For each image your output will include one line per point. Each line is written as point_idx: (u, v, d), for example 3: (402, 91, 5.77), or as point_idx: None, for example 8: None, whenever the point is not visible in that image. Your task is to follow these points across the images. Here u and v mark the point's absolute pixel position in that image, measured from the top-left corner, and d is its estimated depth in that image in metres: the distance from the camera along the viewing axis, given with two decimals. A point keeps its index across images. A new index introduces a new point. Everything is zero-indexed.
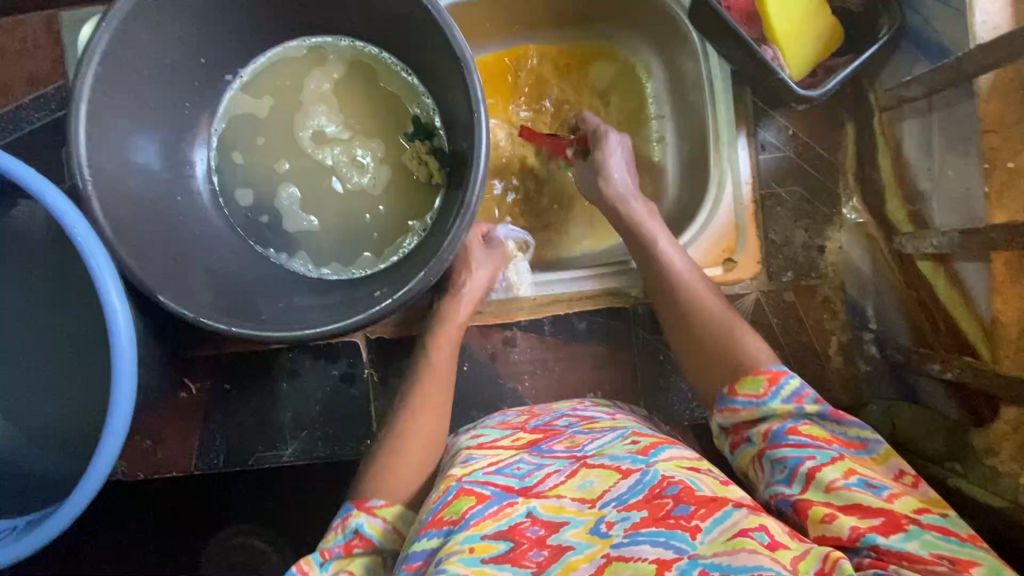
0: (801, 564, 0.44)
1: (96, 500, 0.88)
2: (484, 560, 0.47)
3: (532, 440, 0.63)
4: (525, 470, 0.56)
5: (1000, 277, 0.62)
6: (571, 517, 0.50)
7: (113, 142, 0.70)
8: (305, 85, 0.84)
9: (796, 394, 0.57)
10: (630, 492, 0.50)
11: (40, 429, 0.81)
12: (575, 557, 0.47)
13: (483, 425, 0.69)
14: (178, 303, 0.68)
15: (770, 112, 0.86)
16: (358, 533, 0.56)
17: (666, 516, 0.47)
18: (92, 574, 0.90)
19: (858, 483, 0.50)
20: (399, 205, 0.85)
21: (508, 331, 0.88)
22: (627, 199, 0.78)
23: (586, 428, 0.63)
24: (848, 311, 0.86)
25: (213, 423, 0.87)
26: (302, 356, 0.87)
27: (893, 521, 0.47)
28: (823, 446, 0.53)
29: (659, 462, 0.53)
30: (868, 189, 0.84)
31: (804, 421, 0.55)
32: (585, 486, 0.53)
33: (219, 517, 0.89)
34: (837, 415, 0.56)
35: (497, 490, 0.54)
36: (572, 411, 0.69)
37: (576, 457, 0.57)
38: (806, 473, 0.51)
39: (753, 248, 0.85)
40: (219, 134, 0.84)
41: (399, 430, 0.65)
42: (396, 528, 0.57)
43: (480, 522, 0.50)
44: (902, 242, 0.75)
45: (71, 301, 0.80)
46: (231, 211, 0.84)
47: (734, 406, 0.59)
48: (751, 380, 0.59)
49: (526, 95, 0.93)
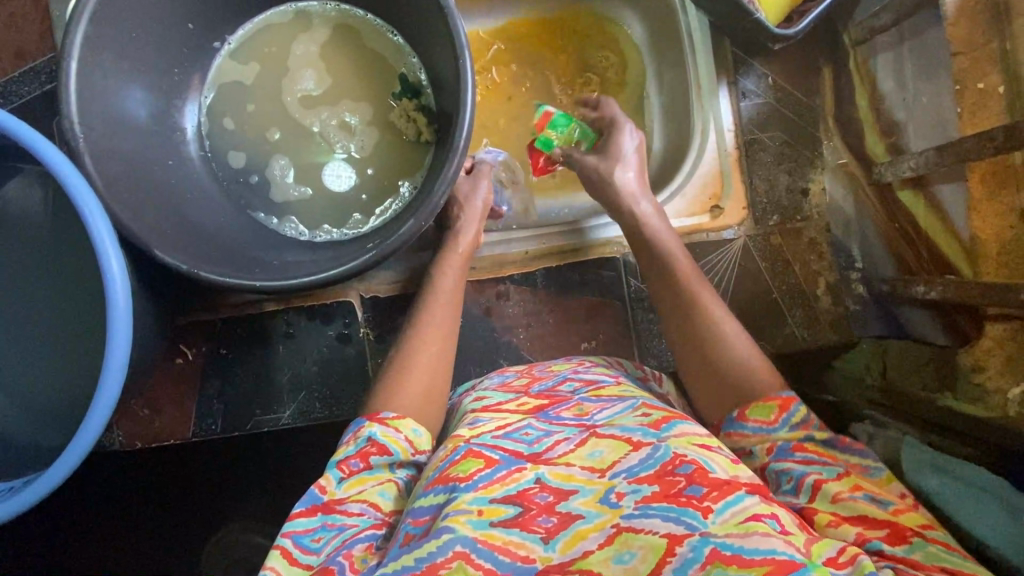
0: (815, 546, 0.44)
1: (95, 470, 0.88)
2: (493, 523, 0.45)
3: (538, 405, 0.60)
4: (533, 436, 0.54)
5: (978, 194, 0.71)
6: (581, 486, 0.48)
7: (106, 102, 0.71)
8: (291, 51, 0.86)
9: (804, 422, 0.55)
10: (641, 465, 0.48)
11: (26, 406, 0.79)
12: (584, 526, 0.45)
13: (486, 388, 0.67)
14: (172, 255, 0.68)
15: (749, 61, 0.89)
16: (371, 441, 0.56)
17: (677, 494, 0.45)
18: (90, 548, 0.90)
19: (864, 496, 0.48)
20: (388, 165, 0.86)
21: (501, 285, 0.89)
22: (637, 197, 0.77)
23: (594, 396, 0.60)
24: (834, 251, 0.88)
25: (210, 388, 0.88)
26: (298, 318, 0.88)
27: (898, 532, 0.45)
28: (829, 462, 0.51)
29: (672, 438, 0.50)
30: (849, 130, 0.87)
31: (810, 441, 0.54)
32: (595, 455, 0.51)
33: (223, 510, 0.89)
34: (843, 443, 0.54)
35: (505, 455, 0.51)
36: (574, 374, 0.66)
37: (585, 426, 0.55)
38: (811, 484, 0.50)
39: (738, 195, 0.88)
40: (209, 101, 0.85)
41: (405, 359, 0.66)
42: (408, 439, 0.57)
43: (488, 485, 0.48)
44: (881, 171, 0.81)
45: (59, 272, 0.79)
46: (223, 174, 0.85)
47: (744, 432, 0.56)
48: (760, 406, 0.56)
49: (511, 54, 0.95)
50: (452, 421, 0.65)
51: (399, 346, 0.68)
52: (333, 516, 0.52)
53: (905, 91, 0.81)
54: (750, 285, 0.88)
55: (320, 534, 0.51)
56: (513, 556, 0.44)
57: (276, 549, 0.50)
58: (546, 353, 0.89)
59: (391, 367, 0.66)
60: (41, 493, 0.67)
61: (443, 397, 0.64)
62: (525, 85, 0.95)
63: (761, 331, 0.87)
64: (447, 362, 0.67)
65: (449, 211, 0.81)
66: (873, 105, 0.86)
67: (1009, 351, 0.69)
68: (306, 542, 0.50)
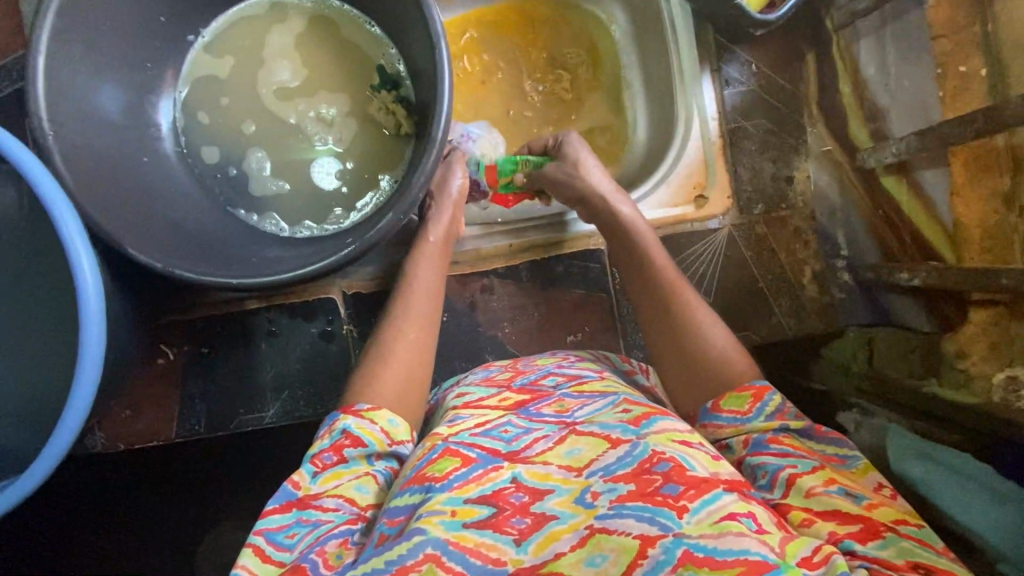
0: (790, 546, 0.43)
1: (77, 474, 0.87)
2: (466, 524, 0.45)
3: (519, 400, 0.59)
4: (512, 433, 0.53)
5: (961, 178, 0.71)
6: (557, 486, 0.48)
7: (75, 98, 0.69)
8: (266, 43, 0.84)
9: (779, 411, 0.54)
10: (619, 463, 0.47)
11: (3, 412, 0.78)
12: (558, 528, 0.45)
13: (468, 383, 0.66)
14: (146, 254, 0.67)
15: (733, 48, 0.88)
16: (346, 434, 0.55)
17: (654, 492, 0.44)
18: (75, 552, 0.89)
19: (838, 490, 0.47)
20: (368, 158, 0.85)
21: (486, 279, 0.88)
22: (616, 200, 0.75)
23: (576, 391, 0.59)
24: (820, 239, 0.88)
25: (192, 388, 0.87)
26: (280, 316, 0.87)
27: (872, 528, 0.45)
28: (804, 455, 0.51)
29: (651, 434, 0.49)
30: (833, 116, 0.87)
31: (786, 434, 0.53)
32: (573, 454, 0.50)
33: (210, 512, 0.88)
34: (819, 431, 0.53)
35: (483, 453, 0.51)
36: (558, 368, 0.65)
37: (565, 423, 0.54)
38: (786, 478, 0.49)
39: (722, 184, 0.87)
40: (184, 96, 0.84)
41: (383, 351, 0.65)
42: (385, 429, 0.57)
43: (463, 485, 0.47)
44: (864, 158, 0.81)
45: (34, 274, 0.78)
46: (200, 171, 0.84)
47: (718, 423, 0.55)
48: (735, 396, 0.56)
49: (484, 44, 0.94)
50: (434, 419, 0.64)
51: (378, 341, 0.66)
52: (307, 511, 0.51)
53: (887, 76, 0.81)
54: (735, 274, 0.87)
55: (294, 530, 0.50)
56: (484, 559, 0.44)
57: (248, 547, 0.49)
58: (532, 347, 0.88)
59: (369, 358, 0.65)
60: (18, 497, 0.66)
61: (422, 390, 0.63)
62: (504, 77, 0.93)
63: (748, 322, 0.87)
64: (428, 348, 0.66)
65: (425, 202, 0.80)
66: (857, 90, 0.85)
67: (994, 340, 0.68)
68: (280, 538, 0.49)
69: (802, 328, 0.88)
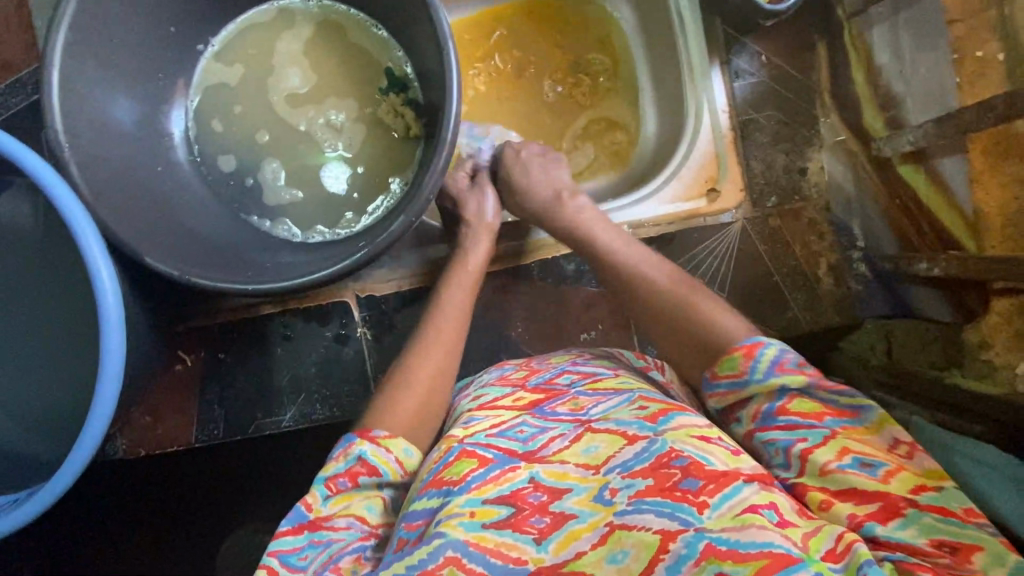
0: (813, 541, 0.43)
1: (102, 477, 0.89)
2: (485, 525, 0.45)
3: (533, 400, 0.59)
4: (528, 433, 0.53)
5: (980, 166, 0.69)
6: (575, 485, 0.48)
7: (90, 109, 0.70)
8: (275, 49, 0.85)
9: (776, 362, 0.52)
10: (636, 459, 0.47)
11: (26, 421, 0.79)
12: (578, 526, 0.45)
13: (483, 384, 0.65)
14: (165, 262, 0.68)
15: (742, 40, 0.87)
16: (361, 461, 0.54)
17: (673, 487, 0.44)
18: (105, 549, 0.91)
19: (853, 462, 0.47)
20: (377, 161, 0.85)
21: (498, 279, 0.89)
22: (556, 209, 0.78)
23: (590, 389, 0.59)
24: (836, 231, 0.87)
25: (210, 394, 0.87)
26: (295, 320, 0.88)
27: (891, 506, 0.45)
28: (814, 424, 0.49)
29: (669, 432, 0.49)
30: (845, 107, 0.87)
31: (791, 395, 0.51)
32: (590, 451, 0.50)
33: (243, 511, 0.91)
34: (826, 383, 0.51)
35: (498, 453, 0.51)
36: (572, 366, 0.65)
37: (580, 422, 0.54)
38: (799, 455, 0.49)
39: (735, 176, 0.86)
40: (196, 104, 0.84)
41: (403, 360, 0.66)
42: (400, 459, 0.56)
43: (481, 486, 0.47)
44: (878, 146, 0.81)
45: (54, 284, 0.79)
46: (213, 178, 0.84)
47: (720, 391, 0.54)
48: (728, 360, 0.54)
49: (513, 41, 0.94)
50: (449, 420, 0.63)
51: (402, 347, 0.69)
52: (319, 532, 0.52)
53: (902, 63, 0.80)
54: (750, 267, 0.86)
55: (306, 552, 0.51)
56: (506, 559, 0.44)
57: (262, 569, 0.50)
58: (546, 345, 0.88)
59: (392, 368, 0.66)
60: (45, 504, 0.67)
61: (450, 389, 0.65)
62: (522, 78, 0.94)
63: (762, 315, 0.86)
64: (456, 344, 0.69)
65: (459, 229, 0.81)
66: (870, 78, 0.85)
67: (1013, 328, 0.67)
68: (293, 561, 0.50)
69: (818, 320, 0.86)
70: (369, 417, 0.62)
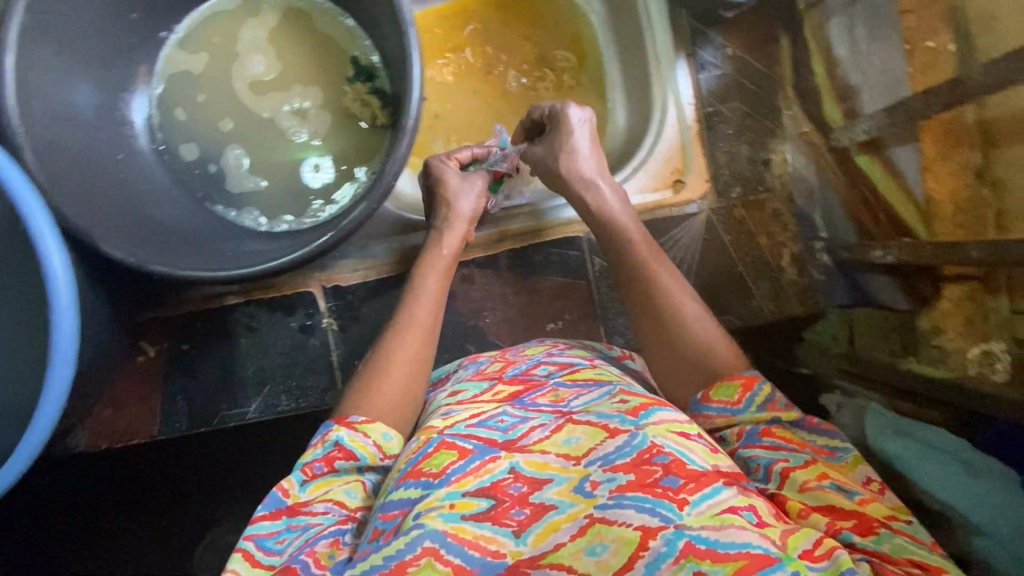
0: (791, 539, 0.43)
1: (59, 473, 0.88)
2: (464, 517, 0.45)
3: (512, 391, 0.58)
4: (508, 423, 0.53)
5: (931, 155, 0.73)
6: (555, 474, 0.47)
7: (48, 94, 0.69)
8: (239, 36, 0.85)
9: (769, 401, 0.54)
10: (617, 453, 0.47)
11: None
12: (558, 517, 0.45)
13: (461, 379, 0.64)
14: (119, 249, 0.66)
15: (708, 32, 0.89)
16: (338, 446, 0.54)
17: (653, 483, 0.44)
18: (60, 548, 0.89)
19: (832, 485, 0.47)
20: (345, 150, 0.85)
21: (466, 269, 0.89)
22: (594, 182, 0.74)
23: (569, 380, 0.58)
24: (798, 222, 0.89)
25: (173, 385, 0.87)
26: (259, 311, 0.87)
27: (866, 524, 0.44)
28: (796, 449, 0.50)
29: (650, 426, 0.48)
30: (807, 98, 0.88)
31: (777, 425, 0.53)
32: (571, 442, 0.50)
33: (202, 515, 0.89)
34: (812, 423, 0.53)
35: (479, 444, 0.50)
36: (548, 358, 0.64)
37: (562, 412, 0.53)
38: (779, 472, 0.49)
39: (700, 167, 0.88)
40: (160, 93, 0.84)
41: (379, 356, 0.64)
42: (378, 444, 0.56)
43: (461, 479, 0.47)
44: (836, 137, 0.82)
45: (10, 274, 0.77)
46: (176, 166, 0.84)
47: (708, 414, 0.55)
48: (725, 386, 0.55)
49: (485, 36, 0.95)
50: (427, 414, 0.63)
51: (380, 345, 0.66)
52: (297, 518, 0.51)
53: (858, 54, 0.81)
54: (715, 258, 0.88)
55: (283, 536, 0.50)
56: (484, 552, 0.44)
57: (238, 552, 0.49)
58: (514, 335, 0.88)
59: (371, 360, 0.65)
60: None
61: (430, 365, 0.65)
62: (493, 74, 0.95)
63: (727, 306, 0.88)
64: (430, 332, 0.67)
65: (438, 211, 0.78)
66: (829, 69, 0.85)
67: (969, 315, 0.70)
68: (270, 544, 0.49)
69: (783, 310, 0.88)
70: (344, 400, 0.61)
